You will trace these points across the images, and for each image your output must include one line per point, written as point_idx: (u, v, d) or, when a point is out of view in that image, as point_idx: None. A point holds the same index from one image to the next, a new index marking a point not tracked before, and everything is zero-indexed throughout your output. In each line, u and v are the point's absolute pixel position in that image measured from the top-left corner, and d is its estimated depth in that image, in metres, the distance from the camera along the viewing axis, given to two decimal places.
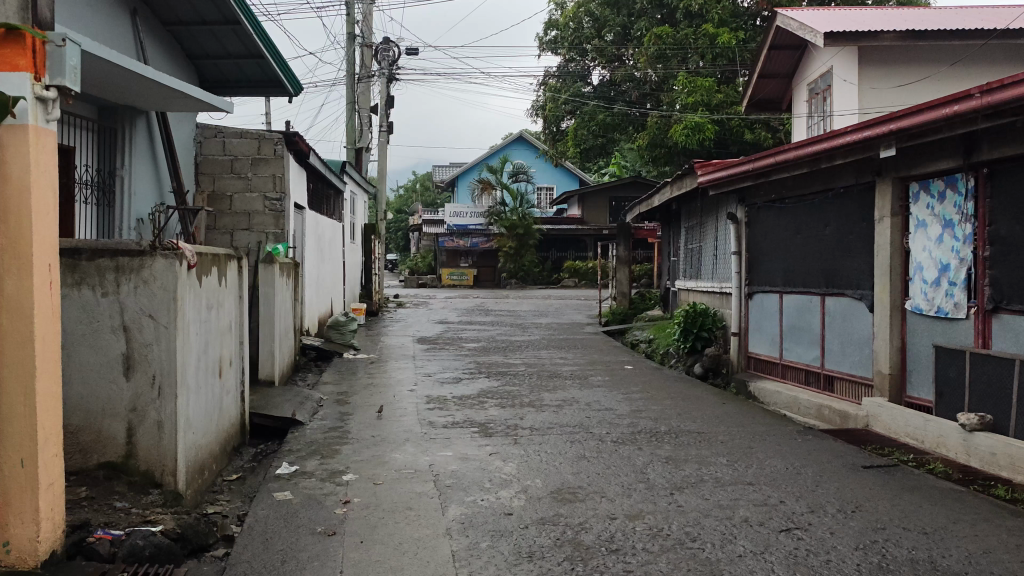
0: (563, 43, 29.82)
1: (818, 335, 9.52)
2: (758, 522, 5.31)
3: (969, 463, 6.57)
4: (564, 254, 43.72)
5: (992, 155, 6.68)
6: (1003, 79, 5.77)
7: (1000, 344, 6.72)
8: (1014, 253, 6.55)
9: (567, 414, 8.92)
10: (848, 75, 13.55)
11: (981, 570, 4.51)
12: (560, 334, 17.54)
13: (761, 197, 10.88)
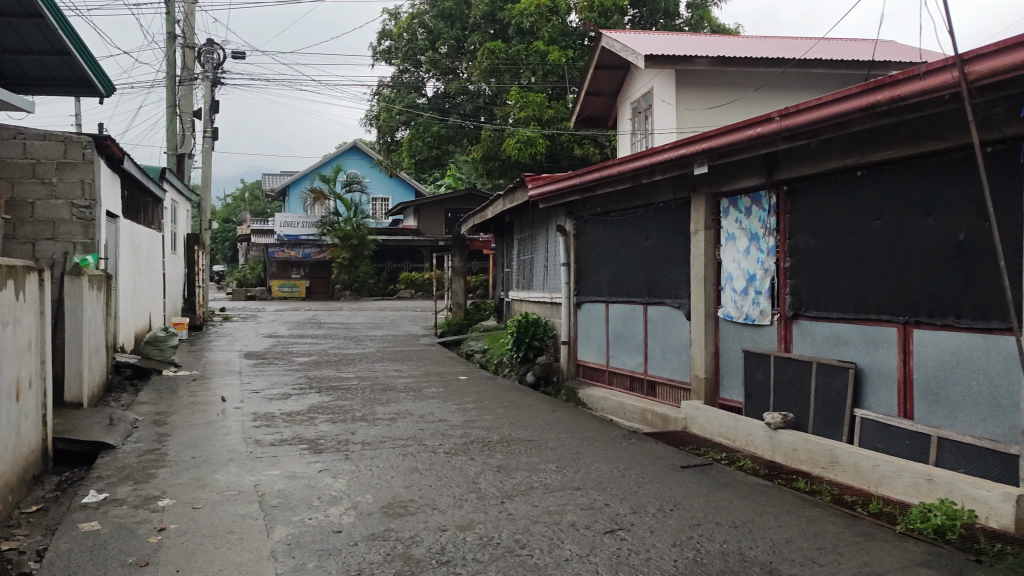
0: (397, 53, 30.03)
1: (640, 342, 9.98)
2: (584, 525, 5.47)
3: (774, 459, 7.09)
4: (400, 265, 43.46)
5: (790, 174, 7.26)
6: (799, 105, 6.30)
7: (799, 348, 7.31)
8: (809, 264, 7.14)
9: (400, 427, 8.84)
10: (666, 96, 14.34)
11: (784, 559, 4.86)
12: (395, 346, 17.38)
13: (587, 210, 11.29)
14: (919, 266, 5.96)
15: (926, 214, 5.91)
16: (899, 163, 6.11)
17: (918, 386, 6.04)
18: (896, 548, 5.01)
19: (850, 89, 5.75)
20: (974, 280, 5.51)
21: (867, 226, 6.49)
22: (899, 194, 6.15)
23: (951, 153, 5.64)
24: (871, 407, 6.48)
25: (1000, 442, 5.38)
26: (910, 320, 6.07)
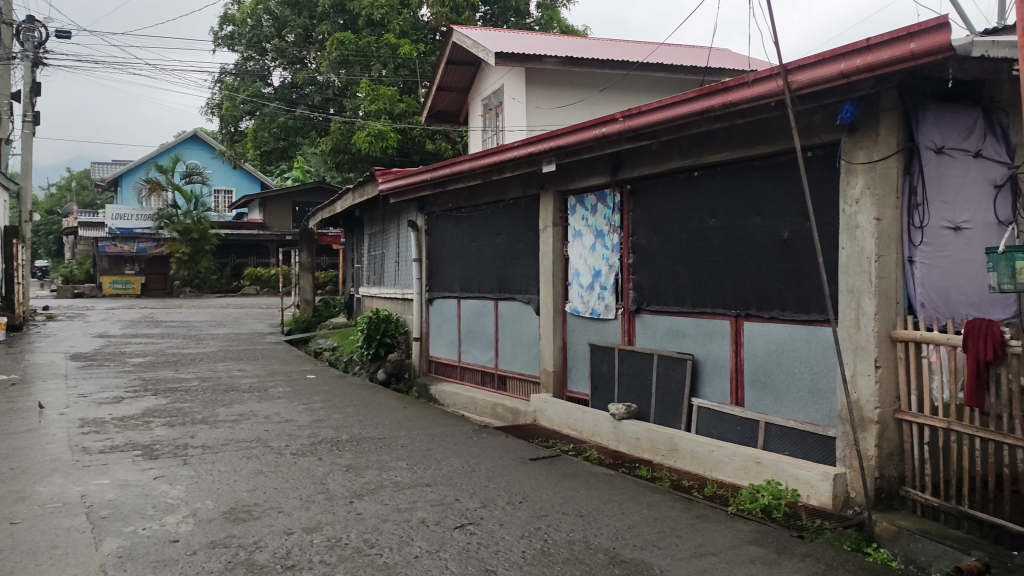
0: (240, 40, 28.90)
1: (491, 337, 10.08)
2: (434, 521, 5.46)
3: (618, 448, 7.35)
4: (245, 260, 41.88)
5: (633, 174, 7.54)
6: (640, 107, 6.56)
7: (641, 341, 7.60)
8: (650, 260, 7.44)
9: (243, 428, 8.52)
10: (516, 94, 14.59)
11: (626, 544, 5.05)
12: (239, 344, 16.75)
13: (438, 205, 11.28)
14: (749, 262, 6.34)
15: (754, 214, 6.29)
16: (731, 165, 6.47)
17: (748, 375, 6.43)
18: (728, 528, 5.31)
19: (687, 94, 6.05)
20: (797, 275, 5.91)
21: (702, 224, 6.83)
22: (731, 194, 6.51)
23: (777, 157, 6.03)
24: (706, 396, 6.84)
25: (819, 425, 5.81)
26: (740, 313, 6.44)
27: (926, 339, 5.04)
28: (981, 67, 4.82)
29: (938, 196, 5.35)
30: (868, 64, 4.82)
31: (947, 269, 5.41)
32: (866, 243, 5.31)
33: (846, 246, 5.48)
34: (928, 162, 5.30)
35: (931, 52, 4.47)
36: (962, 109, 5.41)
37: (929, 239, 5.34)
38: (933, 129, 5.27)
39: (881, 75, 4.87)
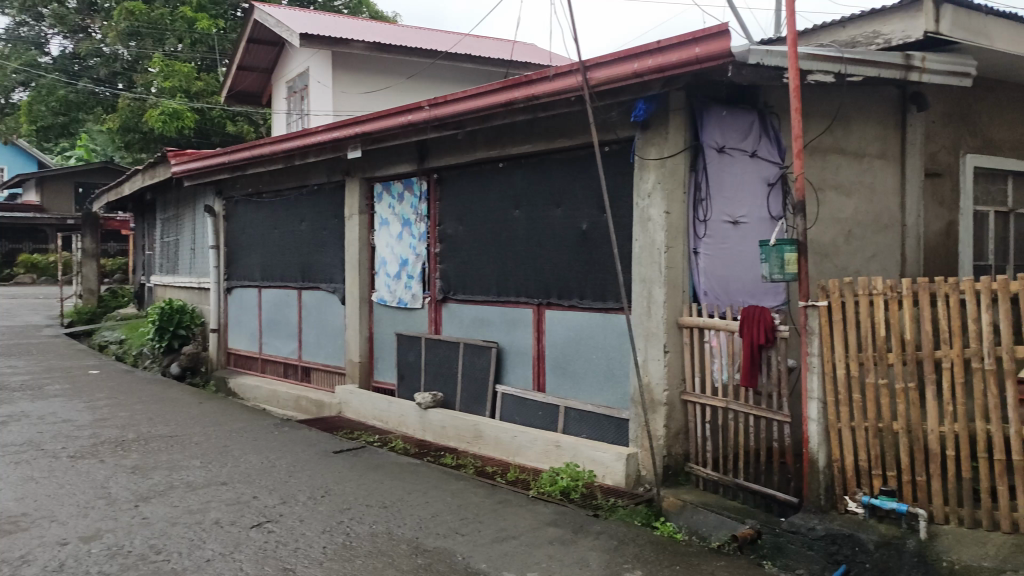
0: (11, 2, 26.08)
1: (294, 328, 9.76)
2: (229, 521, 5.20)
3: (424, 437, 7.35)
4: (18, 246, 38.04)
5: (439, 163, 7.53)
6: (447, 95, 6.59)
7: (448, 329, 7.64)
8: (456, 249, 7.48)
9: (12, 431, 7.71)
10: (322, 78, 14.17)
11: (429, 533, 5.05)
12: (7, 338, 15.18)
13: (237, 190, 10.75)
14: (550, 253, 6.52)
15: (555, 205, 6.47)
16: (535, 158, 6.62)
17: (550, 362, 6.62)
18: (528, 511, 5.45)
19: (492, 85, 6.14)
20: (594, 265, 6.16)
21: (506, 214, 6.94)
22: (534, 185, 6.66)
23: (577, 150, 6.23)
24: (510, 383, 6.98)
25: (614, 408, 6.08)
26: (542, 302, 6.63)
27: (708, 325, 5.42)
28: (756, 74, 5.21)
29: (720, 192, 5.78)
30: (659, 64, 5.08)
31: (728, 260, 5.84)
32: (657, 236, 5.61)
33: (639, 237, 5.77)
34: (711, 160, 5.73)
35: (714, 56, 4.79)
36: (741, 111, 5.83)
37: (711, 232, 5.76)
38: (716, 128, 5.71)
39: (670, 76, 5.15)
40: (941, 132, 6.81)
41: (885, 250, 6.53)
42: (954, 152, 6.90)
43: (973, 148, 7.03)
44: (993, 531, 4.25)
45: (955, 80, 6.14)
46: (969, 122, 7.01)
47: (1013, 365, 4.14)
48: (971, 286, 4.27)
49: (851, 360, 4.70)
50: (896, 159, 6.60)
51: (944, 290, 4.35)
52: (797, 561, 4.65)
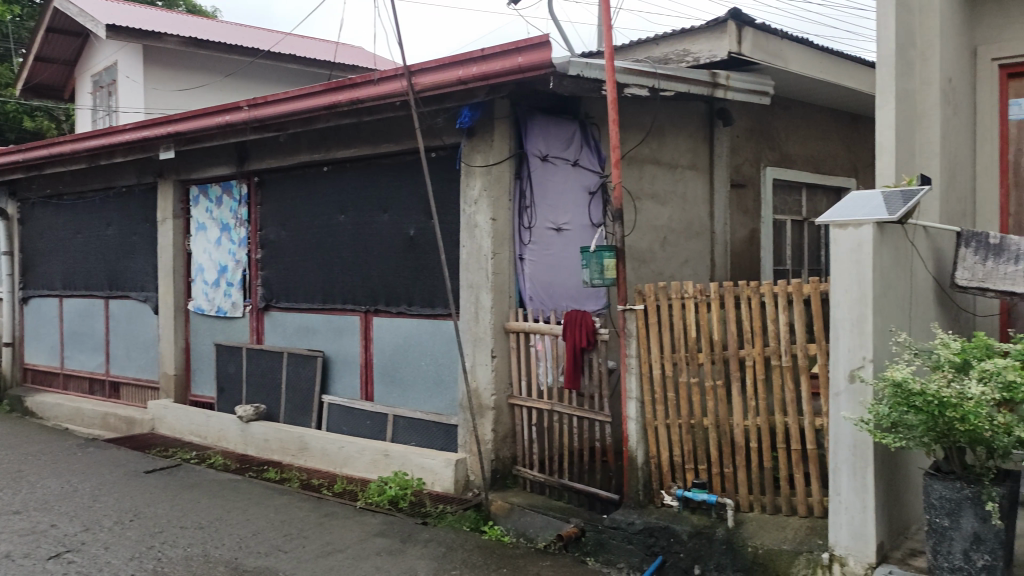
0: None
1: (101, 340, 9.07)
2: (21, 554, 4.74)
3: (246, 451, 7.03)
4: None
5: (260, 166, 7.25)
6: (267, 96, 6.36)
7: (271, 339, 7.36)
8: (279, 256, 7.22)
9: None
10: (131, 72, 13.28)
11: (248, 552, 4.82)
12: None
13: (34, 191, 9.88)
14: (377, 259, 6.43)
15: (382, 211, 6.39)
16: (360, 162, 6.51)
17: (377, 370, 6.53)
18: (356, 523, 5.34)
19: (315, 87, 5.99)
20: (421, 272, 6.13)
21: (331, 219, 6.78)
22: (359, 190, 6.55)
23: (403, 156, 6.18)
24: (337, 392, 6.83)
25: (443, 414, 6.07)
26: (370, 309, 6.52)
27: (534, 329, 5.52)
28: (576, 85, 5.38)
29: (544, 199, 5.92)
30: (483, 72, 5.13)
31: (553, 266, 5.98)
32: (483, 242, 5.66)
33: (465, 244, 5.79)
34: (535, 167, 5.85)
35: (536, 65, 4.89)
36: (563, 121, 6.00)
37: (537, 239, 5.88)
38: (539, 137, 5.85)
39: (494, 84, 5.21)
40: (745, 146, 7.30)
41: (697, 255, 6.92)
42: (756, 164, 7.42)
43: (772, 161, 7.60)
44: (791, 515, 4.60)
45: (755, 97, 6.63)
46: (769, 137, 7.56)
47: (806, 362, 4.49)
48: (769, 289, 4.60)
49: (666, 359, 4.95)
50: (705, 170, 7.01)
51: (746, 293, 4.67)
52: (618, 555, 4.87)
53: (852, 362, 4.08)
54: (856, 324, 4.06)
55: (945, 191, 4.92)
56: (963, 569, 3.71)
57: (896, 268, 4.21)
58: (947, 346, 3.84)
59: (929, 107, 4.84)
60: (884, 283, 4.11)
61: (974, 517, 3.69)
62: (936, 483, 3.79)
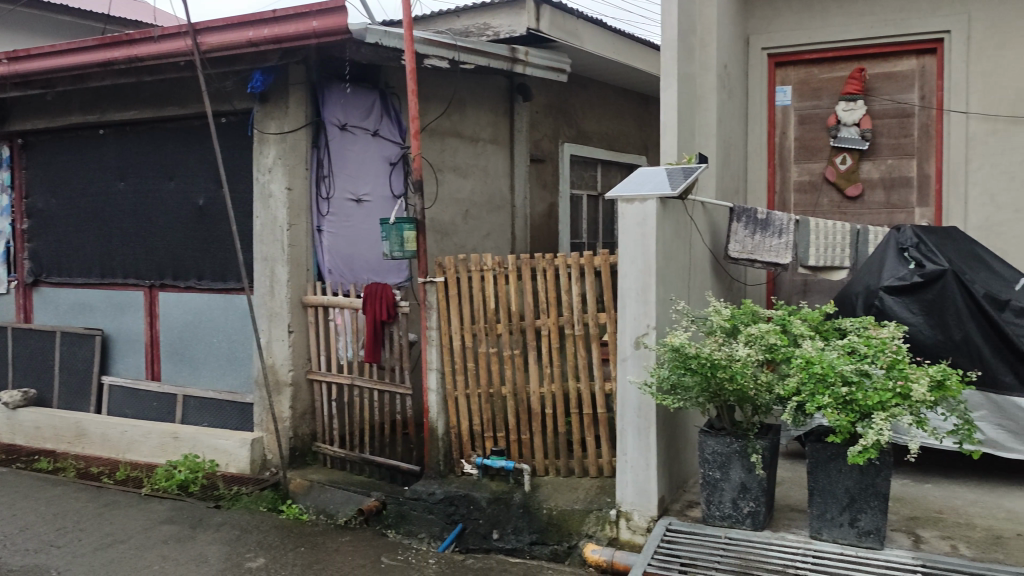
0: None
1: None
2: None
3: (13, 441, 6.41)
4: None
5: (25, 126, 6.57)
6: (30, 49, 5.76)
7: (41, 317, 6.74)
8: (49, 226, 6.59)
9: None
10: None
11: (14, 551, 4.40)
12: None
13: None
14: (162, 230, 6.02)
15: (167, 178, 5.98)
16: (142, 125, 6.06)
17: (164, 348, 6.14)
18: (141, 511, 5.02)
19: (87, 42, 5.50)
20: (212, 243, 5.81)
21: (109, 186, 6.26)
22: (141, 155, 6.09)
23: (189, 120, 5.82)
24: (119, 373, 6.36)
25: (237, 393, 5.80)
26: (155, 283, 6.10)
27: (333, 303, 5.40)
28: (375, 54, 5.27)
29: (343, 169, 5.77)
30: (276, 35, 4.91)
31: (353, 237, 5.83)
32: (279, 212, 5.44)
33: (259, 214, 5.55)
34: (333, 137, 5.69)
35: (332, 31, 4.74)
36: (362, 90, 5.87)
37: (335, 210, 5.73)
38: (337, 106, 5.69)
39: (288, 48, 5.00)
40: (543, 122, 7.49)
41: (498, 229, 7.05)
42: (554, 140, 7.64)
43: (569, 137, 7.85)
44: (583, 477, 4.83)
45: (552, 74, 6.81)
46: (566, 114, 7.80)
47: (597, 330, 4.70)
48: (564, 261, 4.75)
49: (466, 331, 5.01)
50: (505, 144, 7.13)
51: (542, 265, 4.80)
52: (419, 526, 4.89)
53: (637, 329, 4.31)
54: (641, 293, 4.29)
55: (720, 170, 5.29)
56: (732, 516, 4.06)
57: (676, 241, 4.49)
58: (719, 312, 4.15)
59: (707, 90, 5.17)
60: (666, 255, 4.37)
61: (741, 468, 4.03)
62: (710, 439, 4.09)
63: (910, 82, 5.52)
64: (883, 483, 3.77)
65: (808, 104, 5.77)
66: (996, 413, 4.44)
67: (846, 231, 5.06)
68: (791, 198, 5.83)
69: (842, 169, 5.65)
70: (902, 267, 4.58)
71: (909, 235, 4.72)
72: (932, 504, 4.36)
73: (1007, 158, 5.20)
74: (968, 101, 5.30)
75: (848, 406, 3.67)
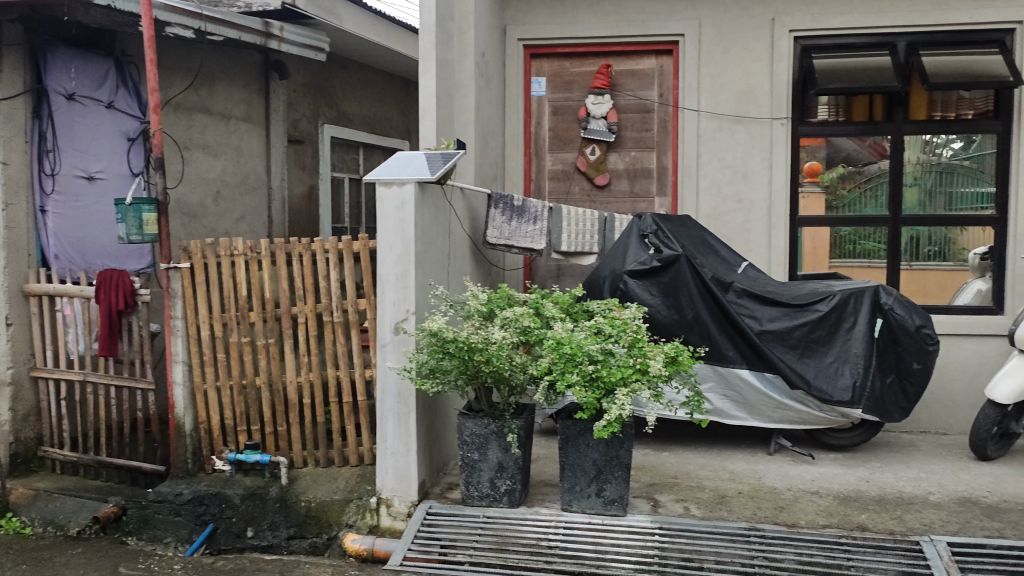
0: None
1: None
2: None
3: None
4: None
5: None
6: None
7: None
8: None
9: None
10: None
11: None
12: None
13: None
14: None
15: None
16: None
17: None
18: None
19: None
20: None
21: None
22: None
23: None
24: None
25: None
26: None
27: (60, 292, 4.85)
28: (107, 17, 4.80)
29: (70, 143, 5.23)
30: None
31: (81, 219, 5.31)
32: None
33: None
34: (58, 106, 5.13)
35: None
36: (91, 56, 5.35)
37: (61, 187, 5.15)
38: (63, 72, 5.15)
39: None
40: (302, 101, 7.22)
41: (252, 212, 6.71)
42: (313, 121, 7.39)
43: (329, 118, 7.64)
44: (343, 466, 4.73)
45: (311, 53, 6.58)
46: (326, 94, 7.58)
47: (356, 317, 4.61)
48: (321, 246, 4.61)
49: (215, 320, 4.71)
50: (260, 123, 6.80)
51: (298, 250, 4.62)
52: (164, 530, 4.55)
53: (397, 315, 4.27)
54: (400, 279, 4.25)
55: (478, 156, 5.38)
56: (490, 495, 4.15)
57: (435, 226, 4.50)
58: (476, 297, 4.22)
59: (465, 77, 5.22)
60: (424, 240, 4.36)
61: (498, 448, 4.12)
62: (468, 421, 4.15)
63: (650, 80, 5.93)
64: (625, 454, 4.02)
65: (561, 96, 6.03)
66: (722, 385, 4.88)
67: (595, 218, 5.36)
68: (545, 186, 6.07)
69: (592, 159, 5.96)
70: (643, 252, 4.93)
71: (649, 223, 5.09)
72: (669, 470, 4.75)
73: (731, 154, 5.74)
74: (699, 100, 5.77)
75: (594, 383, 3.86)
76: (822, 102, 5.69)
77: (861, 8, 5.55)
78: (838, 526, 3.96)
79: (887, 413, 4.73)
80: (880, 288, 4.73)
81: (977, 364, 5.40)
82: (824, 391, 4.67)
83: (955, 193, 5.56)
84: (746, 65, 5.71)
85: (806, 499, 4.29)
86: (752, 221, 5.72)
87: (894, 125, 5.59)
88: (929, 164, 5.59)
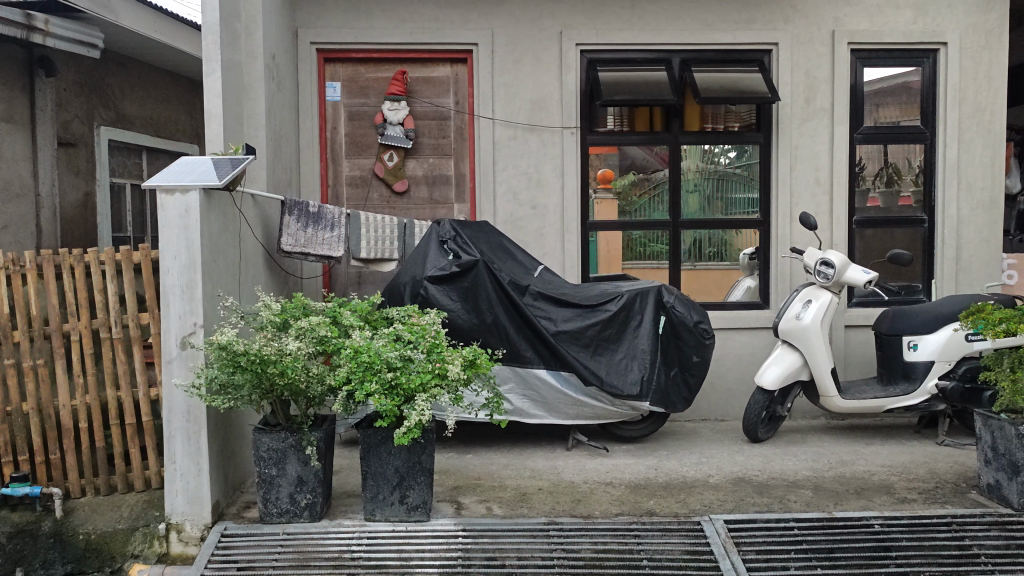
0: None
1: None
2: None
3: None
4: None
5: None
6: None
7: None
8: None
9: None
10: None
11: None
12: None
13: None
14: None
15: None
16: None
17: None
18: None
19: None
20: None
21: None
22: None
23: None
24: None
25: None
26: None
27: None
28: None
29: None
30: None
31: None
32: None
33: None
34: None
35: None
36: None
37: None
38: None
39: None
40: (73, 101, 6.67)
41: (17, 221, 6.08)
42: (86, 122, 6.84)
43: (106, 120, 7.10)
44: (127, 493, 4.41)
45: (83, 49, 6.21)
46: (100, 93, 7.04)
47: (138, 332, 4.31)
48: (96, 257, 4.28)
49: None
50: (24, 124, 6.19)
51: (68, 261, 4.26)
52: None
53: (183, 328, 4.03)
54: (186, 289, 4.02)
55: (270, 162, 5.20)
56: (290, 511, 4.03)
57: (222, 234, 4.29)
58: (269, 307, 4.07)
59: (254, 79, 5.03)
60: (211, 249, 4.15)
61: (297, 462, 4.00)
62: (264, 436, 3.99)
63: (446, 87, 6.00)
64: (427, 459, 4.04)
65: (356, 101, 5.97)
66: (521, 386, 5.01)
67: (394, 223, 5.35)
68: (343, 192, 5.99)
69: (389, 165, 5.93)
70: (442, 258, 4.98)
71: (447, 228, 5.14)
72: (472, 472, 4.82)
73: (525, 161, 5.92)
74: (493, 109, 5.91)
75: (393, 390, 3.84)
76: (608, 113, 6.00)
77: (640, 25, 5.91)
78: (628, 513, 4.18)
79: (670, 402, 5.05)
80: (662, 288, 5.06)
81: (748, 355, 5.91)
82: (615, 387, 4.91)
83: (729, 199, 6.05)
84: (537, 76, 5.92)
85: (600, 491, 4.50)
86: (546, 226, 5.94)
87: (671, 135, 6.00)
88: (707, 171, 6.04)
